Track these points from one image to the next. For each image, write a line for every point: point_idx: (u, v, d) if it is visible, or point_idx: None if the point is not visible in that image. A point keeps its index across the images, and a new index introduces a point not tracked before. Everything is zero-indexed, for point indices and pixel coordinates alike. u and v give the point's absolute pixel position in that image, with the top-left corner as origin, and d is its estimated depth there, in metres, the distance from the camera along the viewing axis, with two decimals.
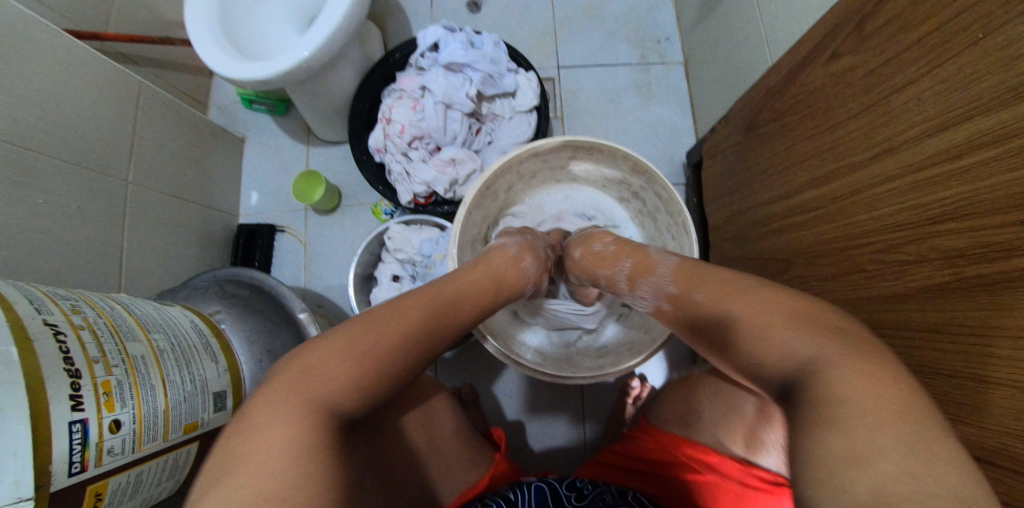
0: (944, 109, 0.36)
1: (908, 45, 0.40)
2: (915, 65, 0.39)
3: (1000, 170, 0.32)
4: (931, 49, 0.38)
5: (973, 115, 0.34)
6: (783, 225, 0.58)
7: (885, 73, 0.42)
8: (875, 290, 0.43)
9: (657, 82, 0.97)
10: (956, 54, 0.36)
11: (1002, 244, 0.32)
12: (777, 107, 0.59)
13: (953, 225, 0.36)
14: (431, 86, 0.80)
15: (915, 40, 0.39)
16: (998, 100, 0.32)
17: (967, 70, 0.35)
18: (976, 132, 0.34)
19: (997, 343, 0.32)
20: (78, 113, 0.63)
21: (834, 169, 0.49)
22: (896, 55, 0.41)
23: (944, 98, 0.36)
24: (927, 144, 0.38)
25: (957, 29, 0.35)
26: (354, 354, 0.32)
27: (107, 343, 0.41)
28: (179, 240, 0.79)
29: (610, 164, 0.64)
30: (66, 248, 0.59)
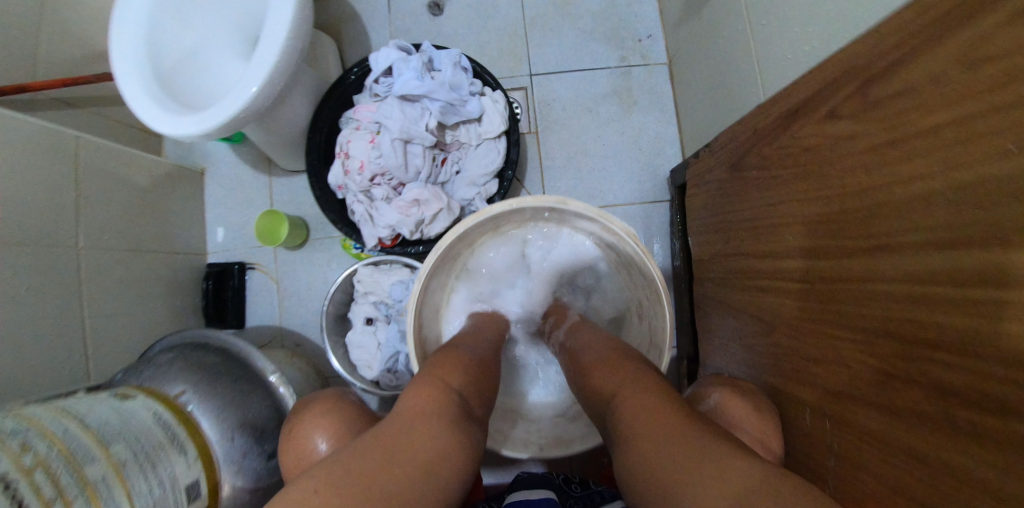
0: (953, 223, 0.32)
1: (917, 131, 0.35)
2: (916, 157, 0.35)
3: (1001, 318, 0.28)
4: (938, 145, 0.33)
5: (975, 241, 0.30)
6: (767, 285, 0.54)
7: (889, 153, 0.37)
8: (858, 392, 0.40)
9: (638, 87, 0.89)
10: (962, 161, 0.31)
11: (995, 397, 0.29)
12: (766, 154, 0.54)
13: (948, 356, 0.32)
14: (386, 119, 0.74)
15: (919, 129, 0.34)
16: (1004, 236, 0.28)
17: (974, 186, 0.30)
18: (978, 263, 0.30)
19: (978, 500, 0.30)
20: (11, 188, 0.58)
21: (825, 246, 0.44)
22: (902, 138, 0.36)
23: (946, 206, 0.32)
24: (926, 256, 0.34)
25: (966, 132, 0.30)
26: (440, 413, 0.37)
27: (62, 476, 0.41)
28: (144, 296, 0.76)
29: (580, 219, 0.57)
30: (19, 340, 0.56)
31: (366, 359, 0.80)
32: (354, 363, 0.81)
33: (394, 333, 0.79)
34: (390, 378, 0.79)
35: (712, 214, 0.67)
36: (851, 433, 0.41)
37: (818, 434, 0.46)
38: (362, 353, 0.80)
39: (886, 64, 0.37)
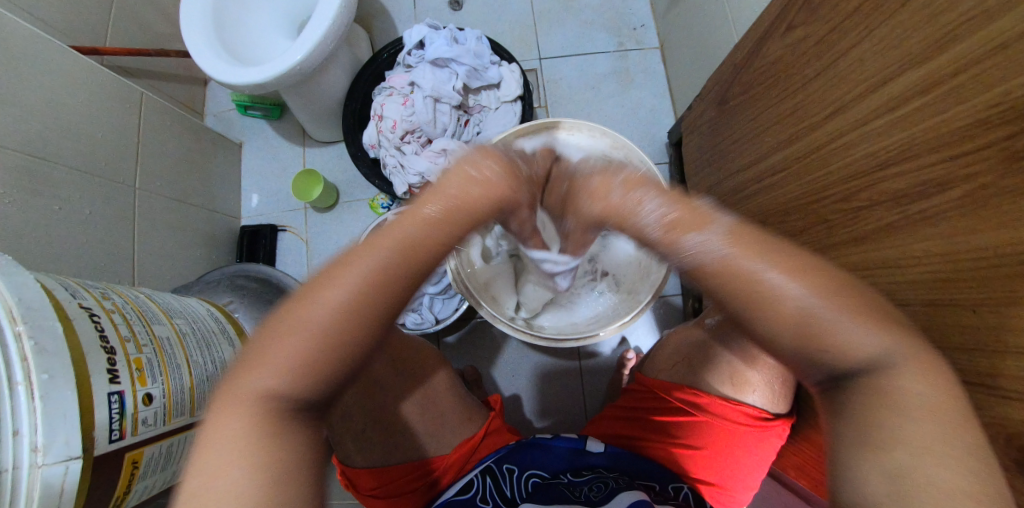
0: (887, 67, 0.40)
1: (852, 12, 0.44)
2: (857, 29, 0.44)
3: (935, 115, 0.36)
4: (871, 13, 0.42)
5: (907, 70, 0.38)
6: (756, 189, 0.62)
7: (835, 37, 0.46)
8: (841, 237, 0.47)
9: (635, 66, 1.01)
10: (892, 14, 0.40)
11: (937, 179, 0.36)
12: (745, 80, 0.63)
13: (897, 168, 0.40)
14: (419, 81, 0.83)
15: (856, 7, 0.44)
16: (931, 51, 0.36)
17: (902, 28, 0.39)
18: (909, 85, 0.38)
19: (951, 269, 0.36)
20: (85, 125, 0.66)
21: (795, 132, 0.53)
22: (845, 19, 0.45)
23: (885, 55, 0.41)
24: (871, 101, 0.42)
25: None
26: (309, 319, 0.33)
27: (136, 325, 0.45)
28: (185, 242, 0.82)
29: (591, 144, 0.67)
30: (80, 249, 0.63)
31: None
32: None
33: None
34: (415, 317, 0.84)
35: (707, 151, 0.75)
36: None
37: None
38: None
39: None
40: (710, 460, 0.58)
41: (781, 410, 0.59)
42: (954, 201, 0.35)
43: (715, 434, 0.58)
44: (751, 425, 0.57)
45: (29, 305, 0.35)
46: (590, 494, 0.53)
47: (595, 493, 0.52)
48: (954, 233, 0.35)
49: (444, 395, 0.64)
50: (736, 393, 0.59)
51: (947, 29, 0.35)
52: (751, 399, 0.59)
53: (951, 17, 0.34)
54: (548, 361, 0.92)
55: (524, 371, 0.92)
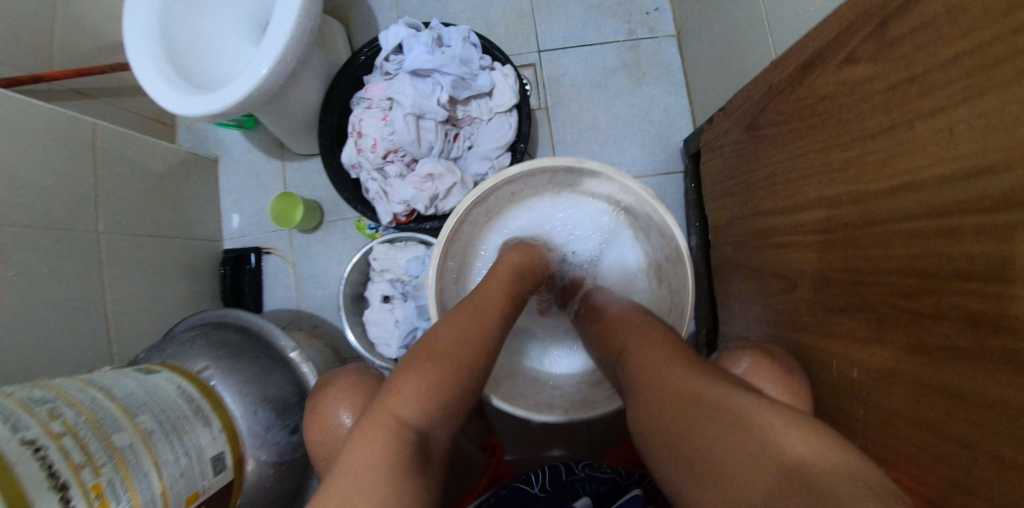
0: (978, 152, 0.31)
1: (939, 64, 0.34)
2: (944, 89, 0.34)
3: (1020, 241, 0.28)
4: (964, 75, 0.32)
5: (989, 171, 0.30)
6: (789, 241, 0.53)
7: (915, 88, 0.36)
8: (886, 336, 0.39)
9: (647, 59, 0.89)
10: (994, 86, 0.30)
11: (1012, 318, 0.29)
12: (782, 108, 0.54)
13: (962, 283, 0.32)
14: (398, 96, 0.73)
15: (951, 57, 0.33)
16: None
17: (1005, 108, 0.29)
18: (994, 189, 0.30)
19: (1012, 426, 0.29)
20: (33, 173, 0.59)
21: (844, 193, 0.44)
22: (924, 71, 0.35)
23: (975, 138, 0.31)
24: (950, 190, 0.34)
25: (996, 58, 0.30)
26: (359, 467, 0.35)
27: (91, 442, 0.42)
28: (162, 279, 0.77)
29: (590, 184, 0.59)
30: (45, 319, 0.58)
31: (383, 335, 0.79)
32: (373, 341, 0.81)
33: (411, 310, 0.76)
34: None
35: (731, 176, 0.65)
36: (882, 377, 0.40)
37: (844, 384, 0.45)
38: (380, 330, 0.80)
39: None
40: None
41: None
42: None
43: None
44: None
45: None
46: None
47: None
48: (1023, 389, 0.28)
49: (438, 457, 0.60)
50: None
51: None
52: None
53: None
54: None
55: None
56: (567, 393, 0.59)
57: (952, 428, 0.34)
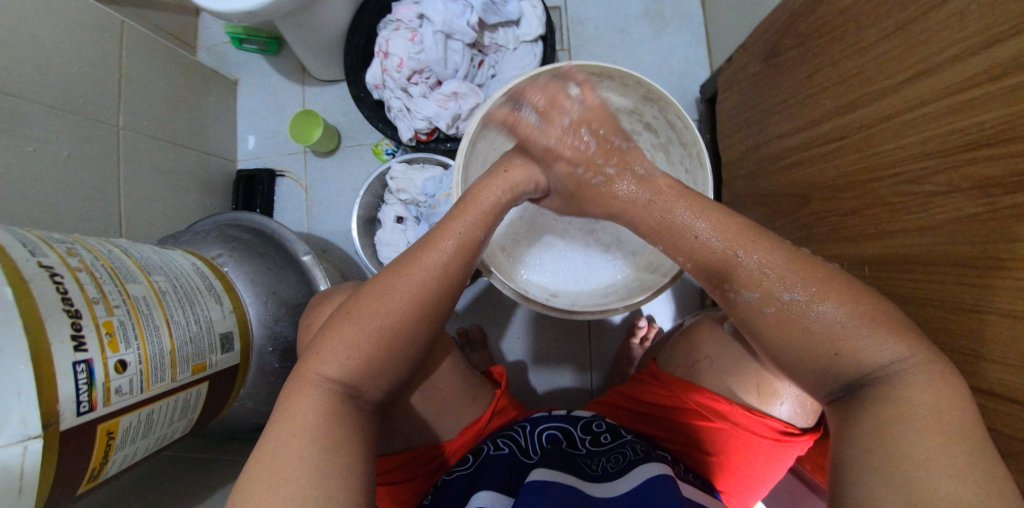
0: (990, 26, 0.32)
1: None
2: None
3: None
4: None
5: (995, 41, 0.32)
6: (803, 157, 0.55)
7: None
8: (899, 222, 0.41)
9: (671, 9, 0.90)
10: None
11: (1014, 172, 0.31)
12: (801, 30, 0.54)
13: (969, 153, 0.34)
14: (429, 14, 0.75)
15: None
16: None
17: None
18: (1000, 58, 0.32)
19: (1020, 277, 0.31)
20: (62, 58, 0.60)
21: (861, 96, 0.45)
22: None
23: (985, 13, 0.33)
24: (963, 68, 0.35)
25: None
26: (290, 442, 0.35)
27: (106, 284, 0.40)
28: (175, 187, 0.78)
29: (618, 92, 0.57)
30: (64, 198, 0.59)
31: (395, 254, 0.80)
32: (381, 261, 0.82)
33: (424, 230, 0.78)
34: None
35: (748, 109, 0.67)
36: (898, 267, 0.42)
37: None
38: (390, 250, 0.80)
39: None
40: (721, 470, 0.54)
41: (808, 425, 0.52)
42: None
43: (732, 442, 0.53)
44: (770, 438, 0.51)
45: None
46: (606, 464, 0.52)
47: (612, 464, 0.51)
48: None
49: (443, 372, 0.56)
50: (760, 403, 0.52)
51: None
52: (779, 411, 0.51)
53: None
54: (559, 324, 0.90)
55: (532, 335, 0.90)
56: (584, 299, 0.58)
57: (962, 295, 0.36)
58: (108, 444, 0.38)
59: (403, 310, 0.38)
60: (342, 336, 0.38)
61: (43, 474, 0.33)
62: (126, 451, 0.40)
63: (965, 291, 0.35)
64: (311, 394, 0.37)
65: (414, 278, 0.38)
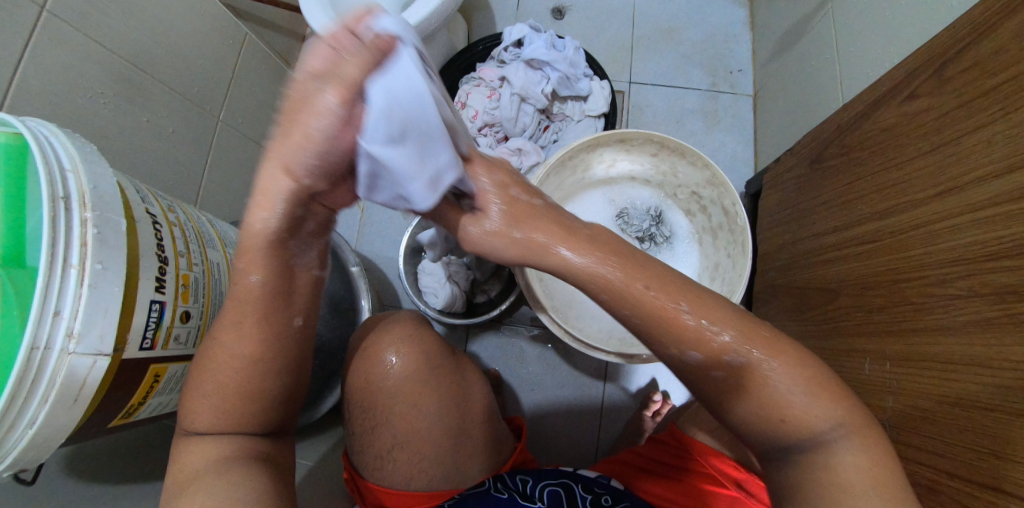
0: (1015, 154, 0.36)
1: (983, 92, 0.40)
2: (987, 112, 0.39)
3: None
4: (1002, 98, 0.38)
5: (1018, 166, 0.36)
6: (837, 254, 0.58)
7: (956, 117, 0.43)
8: (920, 322, 0.43)
9: (724, 110, 0.99)
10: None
11: None
12: (846, 142, 0.59)
13: (990, 257, 0.37)
14: (511, 77, 0.86)
15: (990, 88, 0.39)
16: None
17: None
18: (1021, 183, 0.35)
19: None
20: (192, 53, 0.69)
21: (895, 205, 0.49)
22: (970, 100, 0.41)
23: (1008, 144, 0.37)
24: (990, 186, 0.38)
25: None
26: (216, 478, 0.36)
27: (192, 243, 0.44)
28: (248, 182, 0.84)
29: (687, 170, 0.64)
30: (160, 169, 0.65)
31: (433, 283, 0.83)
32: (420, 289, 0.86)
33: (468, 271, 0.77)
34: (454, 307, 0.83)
35: (790, 206, 0.71)
36: (915, 363, 0.43)
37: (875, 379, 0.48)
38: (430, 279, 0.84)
39: (964, 45, 0.43)
40: None
41: None
42: None
43: None
44: None
45: (102, 197, 0.35)
46: None
47: None
48: None
49: (474, 403, 0.62)
50: None
51: None
52: None
53: None
54: (573, 383, 0.90)
55: (546, 388, 0.90)
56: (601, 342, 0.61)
57: (971, 394, 0.37)
58: (152, 386, 0.40)
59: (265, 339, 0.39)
60: (200, 405, 0.38)
61: (97, 394, 0.35)
62: (161, 399, 0.42)
63: (975, 388, 0.37)
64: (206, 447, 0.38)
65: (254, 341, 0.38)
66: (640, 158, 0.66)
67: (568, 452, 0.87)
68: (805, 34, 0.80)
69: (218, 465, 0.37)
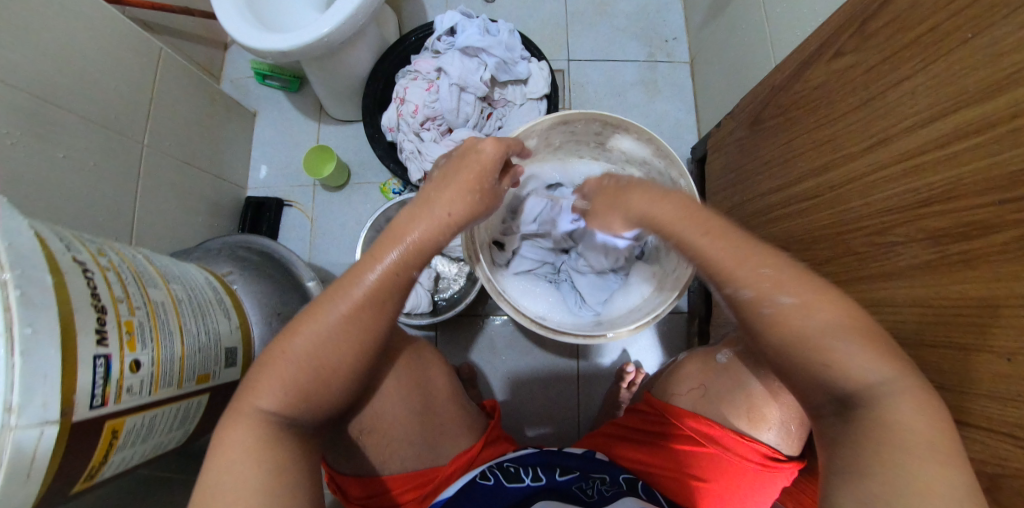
0: (937, 103, 0.39)
1: (907, 43, 0.42)
2: (910, 63, 0.42)
3: (976, 158, 0.36)
4: (924, 49, 0.41)
5: (947, 112, 0.38)
6: (785, 212, 0.60)
7: (884, 70, 0.45)
8: (870, 269, 0.47)
9: (662, 80, 1.02)
10: (946, 52, 0.39)
11: (978, 222, 0.36)
12: (782, 102, 0.62)
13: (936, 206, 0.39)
14: (446, 68, 0.84)
15: (912, 40, 0.42)
16: (979, 95, 0.36)
17: (956, 64, 0.37)
18: (949, 128, 0.38)
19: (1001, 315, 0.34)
20: (104, 77, 0.64)
21: (833, 160, 0.51)
22: (894, 53, 0.44)
23: (936, 92, 0.39)
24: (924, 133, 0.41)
25: (948, 31, 0.38)
26: (231, 471, 0.37)
27: (130, 286, 0.41)
28: (185, 207, 0.80)
29: (632, 144, 0.64)
30: (86, 206, 0.61)
31: None
32: None
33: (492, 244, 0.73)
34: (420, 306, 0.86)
35: (734, 169, 0.74)
36: (882, 310, 0.46)
37: None
38: None
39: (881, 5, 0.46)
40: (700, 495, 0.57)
41: (792, 452, 0.58)
42: (996, 246, 0.34)
43: (724, 468, 0.57)
44: (760, 465, 0.56)
45: (19, 252, 0.32)
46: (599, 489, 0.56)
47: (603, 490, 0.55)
48: (1001, 279, 0.34)
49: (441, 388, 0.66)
50: (751, 428, 0.57)
51: (1000, 76, 0.34)
52: (767, 437, 0.57)
53: (1013, 61, 0.33)
54: (546, 365, 0.92)
55: (519, 375, 0.92)
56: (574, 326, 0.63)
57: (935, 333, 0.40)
58: (111, 444, 0.38)
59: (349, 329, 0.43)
60: (274, 360, 0.41)
61: (53, 461, 0.33)
62: (123, 455, 0.40)
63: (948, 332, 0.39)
64: (240, 430, 0.39)
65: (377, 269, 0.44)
66: (582, 133, 0.65)
67: (548, 432, 0.89)
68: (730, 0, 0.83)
69: (251, 453, 0.38)
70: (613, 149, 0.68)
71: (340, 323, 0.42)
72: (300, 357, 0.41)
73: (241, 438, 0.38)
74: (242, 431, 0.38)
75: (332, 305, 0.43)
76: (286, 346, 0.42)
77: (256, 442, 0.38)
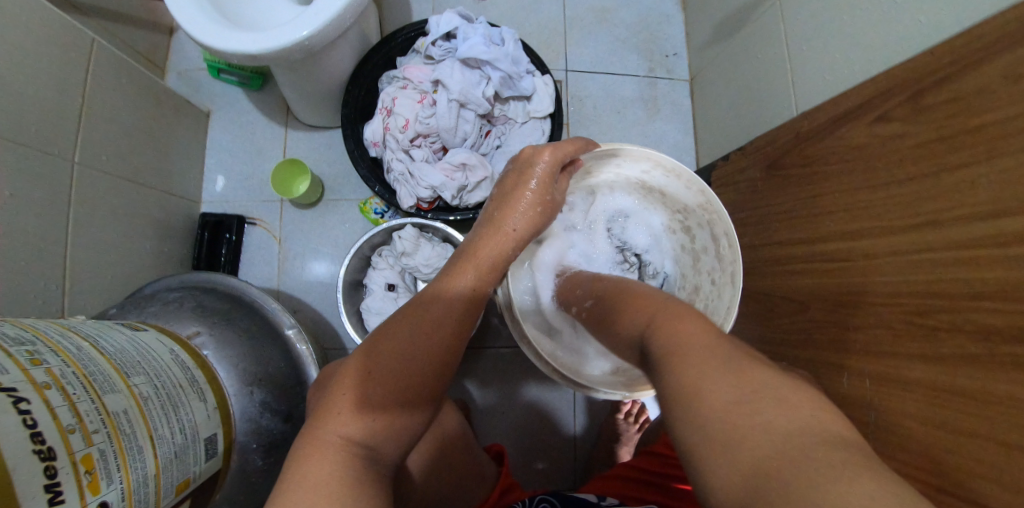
0: (1000, 198, 0.38)
1: (965, 130, 0.41)
2: (968, 149, 0.41)
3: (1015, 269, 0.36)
4: (982, 139, 0.40)
5: (999, 214, 0.38)
6: (805, 268, 0.59)
7: (939, 148, 0.43)
8: (903, 348, 0.45)
9: (662, 98, 0.98)
10: (1008, 151, 0.37)
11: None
12: (807, 153, 0.60)
13: (970, 303, 0.39)
14: (445, 81, 0.76)
15: (971, 126, 0.41)
16: None
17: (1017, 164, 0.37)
18: (1000, 229, 0.37)
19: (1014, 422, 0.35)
20: (18, 80, 0.50)
21: (867, 228, 0.50)
22: (952, 135, 0.42)
23: (994, 190, 0.38)
24: (964, 227, 0.40)
25: (1011, 130, 0.37)
26: (316, 471, 0.34)
27: (83, 402, 0.32)
28: (128, 232, 0.66)
29: (679, 190, 0.62)
30: (7, 249, 0.48)
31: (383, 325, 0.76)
32: (368, 330, 0.78)
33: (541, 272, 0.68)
34: None
35: (744, 208, 0.73)
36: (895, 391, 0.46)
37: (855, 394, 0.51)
38: (381, 320, 0.77)
39: (939, 77, 0.44)
40: None
41: None
42: None
43: None
44: None
45: None
46: None
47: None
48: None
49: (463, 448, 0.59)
50: None
51: None
52: None
53: None
54: (541, 397, 0.89)
55: (511, 408, 0.88)
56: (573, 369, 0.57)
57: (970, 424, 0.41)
58: None
59: (432, 339, 0.43)
60: (344, 393, 0.40)
61: None
62: None
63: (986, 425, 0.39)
64: (327, 458, 0.35)
65: (459, 285, 0.47)
66: (629, 171, 0.64)
67: (546, 469, 0.86)
68: (742, 25, 0.80)
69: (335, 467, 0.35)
70: (652, 188, 0.65)
71: (404, 351, 0.42)
72: (374, 369, 0.40)
73: (324, 443, 0.36)
74: (330, 432, 0.37)
75: (410, 329, 0.43)
76: (356, 368, 0.41)
77: (341, 464, 0.35)
